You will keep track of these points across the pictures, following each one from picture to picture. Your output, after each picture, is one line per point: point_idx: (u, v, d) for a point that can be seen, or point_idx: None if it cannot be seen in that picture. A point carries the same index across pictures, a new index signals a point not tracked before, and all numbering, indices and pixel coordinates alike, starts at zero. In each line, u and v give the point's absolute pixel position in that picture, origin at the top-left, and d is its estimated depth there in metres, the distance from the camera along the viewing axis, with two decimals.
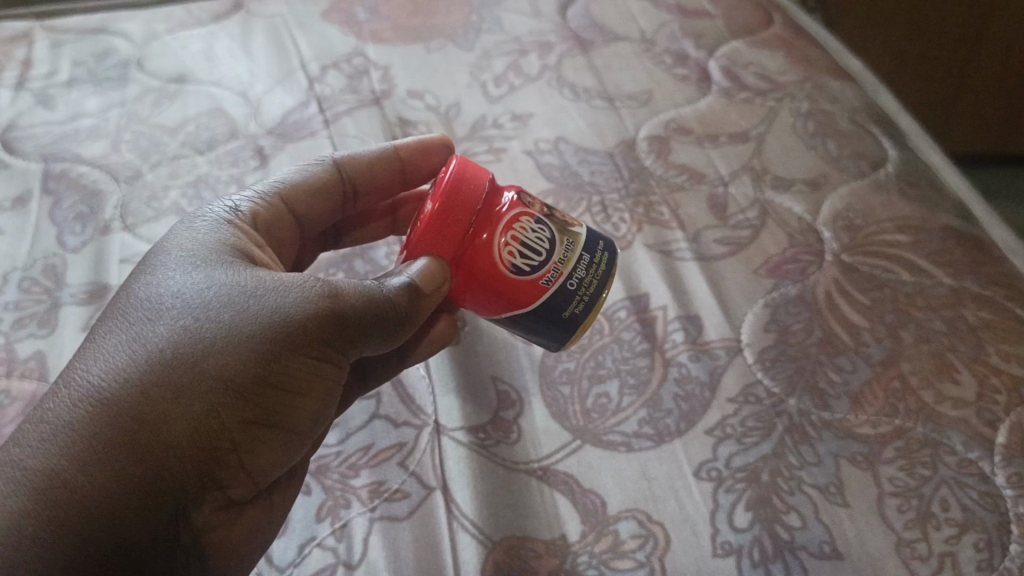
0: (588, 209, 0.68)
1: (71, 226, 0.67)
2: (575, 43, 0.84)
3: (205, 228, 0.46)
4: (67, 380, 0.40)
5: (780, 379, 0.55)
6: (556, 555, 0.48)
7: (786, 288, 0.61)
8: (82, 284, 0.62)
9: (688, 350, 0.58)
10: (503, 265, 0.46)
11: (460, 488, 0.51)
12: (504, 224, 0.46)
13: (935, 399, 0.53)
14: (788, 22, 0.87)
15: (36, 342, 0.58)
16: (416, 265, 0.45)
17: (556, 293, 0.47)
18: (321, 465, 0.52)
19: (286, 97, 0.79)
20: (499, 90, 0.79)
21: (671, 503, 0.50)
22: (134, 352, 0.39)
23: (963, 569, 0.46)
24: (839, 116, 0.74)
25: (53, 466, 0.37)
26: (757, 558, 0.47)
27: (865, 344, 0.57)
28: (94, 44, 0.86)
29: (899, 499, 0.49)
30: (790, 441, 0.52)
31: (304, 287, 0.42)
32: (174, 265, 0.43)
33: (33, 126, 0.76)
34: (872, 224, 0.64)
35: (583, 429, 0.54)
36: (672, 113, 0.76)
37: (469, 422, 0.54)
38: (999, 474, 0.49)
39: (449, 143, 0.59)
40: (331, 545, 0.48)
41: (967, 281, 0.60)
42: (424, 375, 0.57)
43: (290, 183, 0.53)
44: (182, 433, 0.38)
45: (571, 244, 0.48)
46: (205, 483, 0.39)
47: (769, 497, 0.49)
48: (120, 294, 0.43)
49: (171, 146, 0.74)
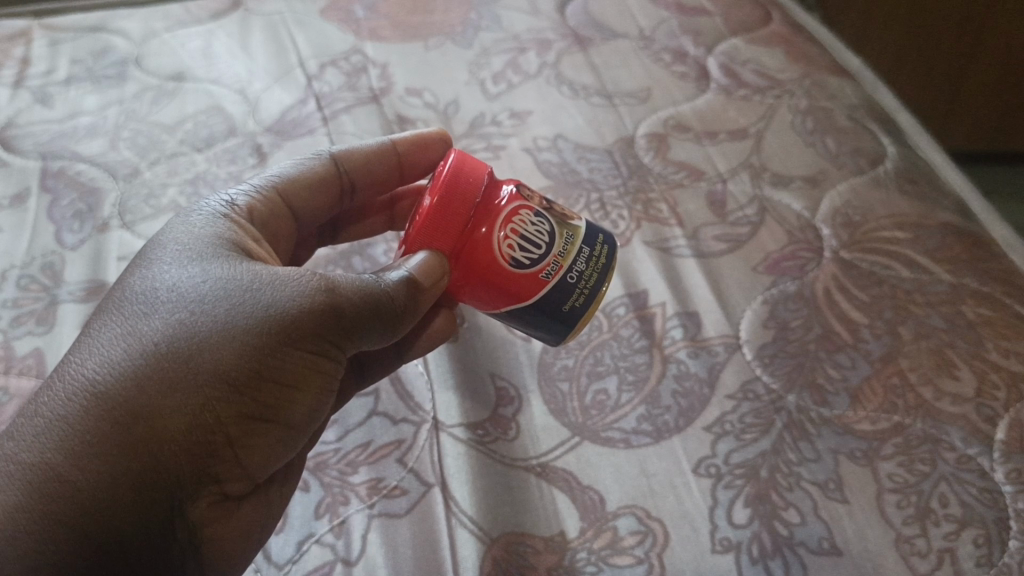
0: (586, 206, 0.68)
1: (69, 224, 0.67)
2: (573, 40, 0.84)
3: (201, 222, 0.46)
4: (62, 374, 0.40)
5: (779, 376, 0.55)
6: (555, 551, 0.47)
7: (785, 285, 0.61)
8: (81, 282, 0.62)
9: (687, 346, 0.58)
10: (503, 258, 0.46)
11: (459, 485, 0.51)
12: (504, 217, 0.46)
13: (934, 395, 0.53)
14: (786, 20, 0.87)
15: (34, 339, 0.58)
16: (414, 260, 0.45)
17: (556, 286, 0.47)
18: (319, 462, 0.52)
19: (285, 95, 0.79)
20: (498, 87, 0.79)
21: (670, 500, 0.49)
22: (129, 346, 0.39)
23: (963, 565, 0.46)
24: (839, 113, 0.74)
25: (48, 460, 0.37)
26: (756, 554, 0.47)
27: (864, 340, 0.57)
28: (93, 43, 0.86)
29: (898, 495, 0.49)
30: (789, 437, 0.52)
31: (301, 281, 0.42)
32: (170, 258, 0.43)
33: (31, 124, 0.76)
34: (871, 220, 0.64)
35: (582, 425, 0.53)
36: (670, 110, 0.76)
37: (468, 419, 0.54)
38: (998, 470, 0.49)
39: (447, 138, 0.59)
40: (330, 542, 0.48)
41: (967, 278, 0.60)
42: (423, 371, 0.57)
43: (287, 177, 0.53)
44: (177, 428, 0.38)
45: (571, 238, 0.48)
46: (200, 478, 0.39)
47: (768, 493, 0.49)
48: (115, 288, 0.43)
49: (169, 143, 0.74)
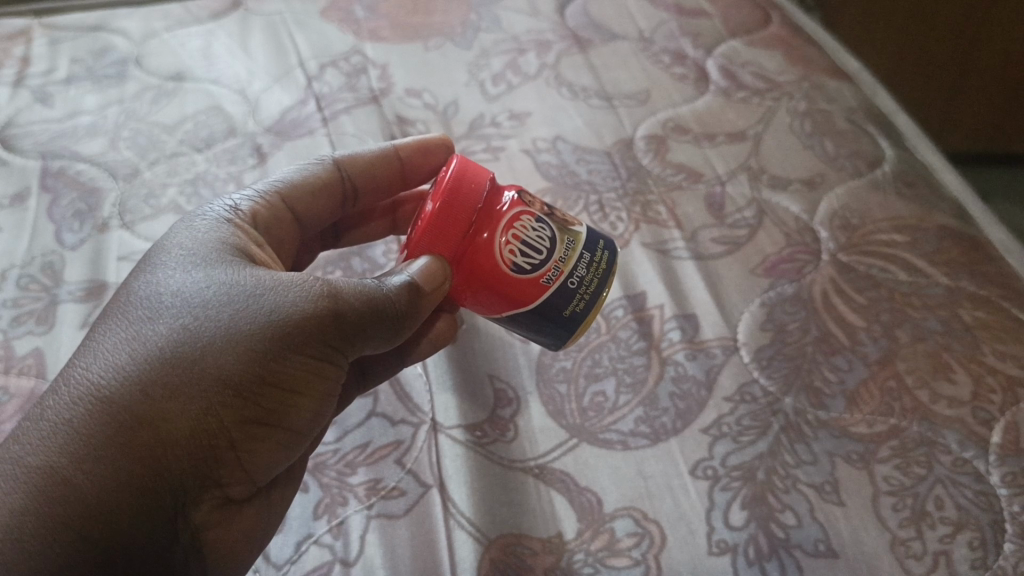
0: (585, 208, 0.68)
1: (69, 224, 0.67)
2: (573, 42, 0.84)
3: (204, 227, 0.47)
4: (66, 378, 0.40)
5: (776, 378, 0.55)
6: (552, 552, 0.48)
7: (783, 288, 0.61)
8: (80, 282, 0.62)
9: (684, 349, 0.58)
10: (504, 264, 0.46)
11: (457, 486, 0.51)
12: (505, 223, 0.46)
13: (930, 398, 0.53)
14: (786, 22, 0.87)
15: (34, 339, 0.58)
16: (416, 264, 0.46)
17: (557, 291, 0.47)
18: (318, 463, 0.52)
19: (284, 96, 0.79)
20: (497, 89, 0.79)
21: (667, 501, 0.50)
22: (133, 350, 0.39)
23: (958, 568, 0.46)
24: (837, 116, 0.74)
25: (53, 463, 0.37)
26: (752, 557, 0.47)
27: (861, 343, 0.57)
28: (93, 42, 0.86)
29: (894, 497, 0.49)
30: (785, 440, 0.52)
31: (303, 286, 0.42)
32: (174, 263, 0.43)
33: (31, 124, 0.76)
34: (869, 223, 0.65)
35: (580, 427, 0.54)
36: (670, 112, 0.76)
37: (466, 421, 0.54)
38: (993, 473, 0.50)
39: (448, 144, 0.59)
40: (328, 543, 0.48)
41: (964, 281, 0.60)
42: (421, 373, 0.57)
43: (289, 182, 0.53)
44: (181, 432, 0.38)
45: (572, 243, 0.48)
46: (203, 481, 0.39)
47: (765, 496, 0.49)
48: (120, 292, 0.43)
49: (169, 143, 0.74)
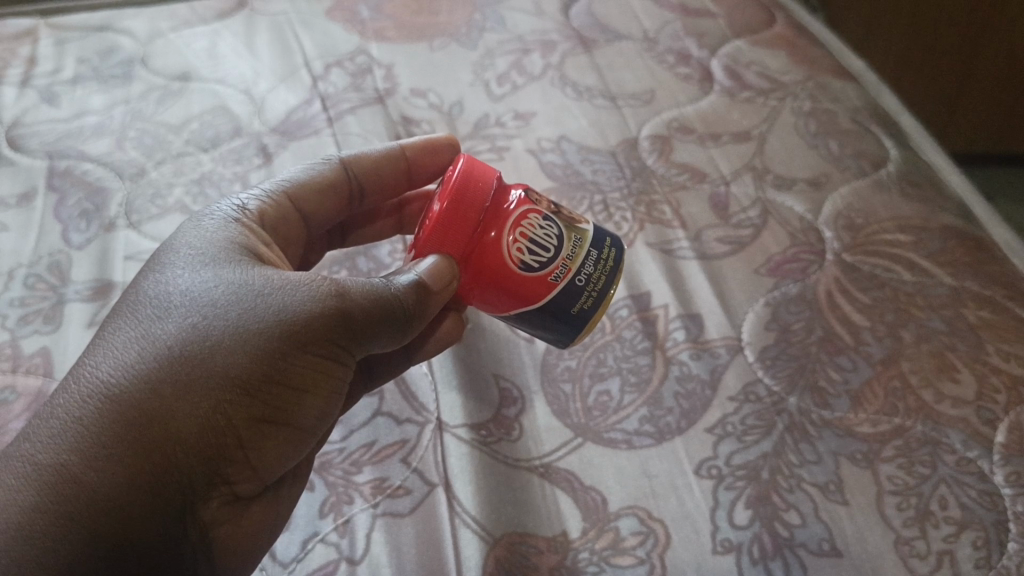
0: (590, 208, 0.68)
1: (76, 223, 0.67)
2: (577, 42, 0.84)
3: (212, 226, 0.47)
4: (76, 376, 0.40)
5: (780, 378, 0.55)
6: (556, 552, 0.48)
7: (787, 288, 0.61)
8: (86, 281, 0.63)
9: (688, 348, 0.58)
10: (512, 261, 0.46)
11: (462, 485, 0.51)
12: (513, 221, 0.47)
13: (935, 398, 0.53)
14: (790, 21, 0.87)
15: (41, 338, 0.59)
16: (424, 263, 0.46)
17: (564, 289, 0.47)
18: (324, 462, 0.52)
19: (289, 96, 0.79)
20: (502, 89, 0.79)
21: (672, 501, 0.50)
22: (142, 349, 0.40)
23: (962, 567, 0.46)
24: (841, 116, 0.74)
25: (63, 461, 0.37)
26: (756, 555, 0.47)
27: (865, 343, 0.57)
28: (99, 42, 0.86)
29: (898, 497, 0.49)
30: (789, 439, 0.52)
31: (311, 285, 0.42)
32: (183, 262, 0.44)
33: (38, 123, 0.76)
34: (873, 223, 0.65)
35: (584, 426, 0.54)
36: (674, 112, 0.76)
37: (471, 420, 0.55)
38: (997, 473, 0.50)
39: (454, 143, 0.60)
40: (334, 541, 0.49)
41: (967, 281, 0.60)
42: (427, 372, 0.58)
43: (297, 182, 0.53)
44: (189, 430, 0.38)
45: (579, 241, 0.48)
46: (211, 478, 0.39)
47: (769, 495, 0.50)
48: (128, 290, 0.44)
49: (176, 143, 0.74)
